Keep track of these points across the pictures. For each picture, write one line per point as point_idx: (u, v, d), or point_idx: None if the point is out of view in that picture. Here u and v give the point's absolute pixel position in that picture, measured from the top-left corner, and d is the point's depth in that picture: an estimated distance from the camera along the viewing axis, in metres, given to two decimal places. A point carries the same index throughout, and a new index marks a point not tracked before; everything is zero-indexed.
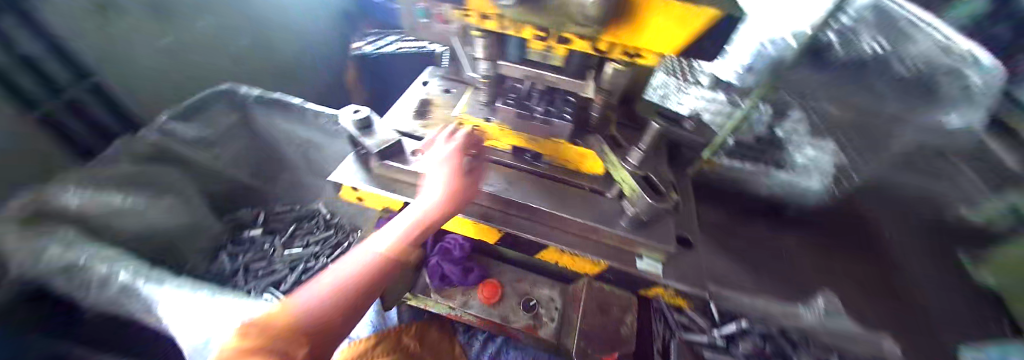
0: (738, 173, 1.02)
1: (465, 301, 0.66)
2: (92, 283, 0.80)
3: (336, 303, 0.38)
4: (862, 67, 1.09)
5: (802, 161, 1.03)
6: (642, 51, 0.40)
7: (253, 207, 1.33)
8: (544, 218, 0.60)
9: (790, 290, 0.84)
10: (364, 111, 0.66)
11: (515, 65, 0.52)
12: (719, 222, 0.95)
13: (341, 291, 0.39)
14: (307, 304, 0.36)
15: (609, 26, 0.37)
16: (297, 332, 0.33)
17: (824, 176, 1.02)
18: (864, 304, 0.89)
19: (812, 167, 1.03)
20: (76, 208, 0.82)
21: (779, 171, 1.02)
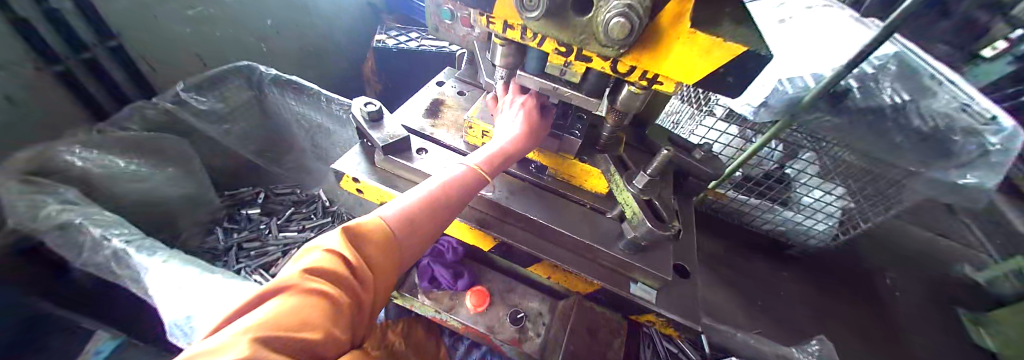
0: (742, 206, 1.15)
1: (452, 306, 0.64)
2: (85, 245, 0.78)
3: (417, 223, 0.41)
4: (880, 115, 0.98)
5: (809, 201, 1.07)
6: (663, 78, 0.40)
7: (253, 187, 1.33)
8: (541, 231, 0.59)
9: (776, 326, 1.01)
10: (374, 104, 0.66)
11: (531, 78, 0.52)
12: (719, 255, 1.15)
13: (415, 218, 0.41)
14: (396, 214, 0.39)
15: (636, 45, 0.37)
16: (369, 255, 0.35)
17: (831, 221, 1.07)
18: (861, 348, 1.03)
19: (818, 208, 1.07)
20: (81, 167, 0.84)
21: (785, 209, 1.12)
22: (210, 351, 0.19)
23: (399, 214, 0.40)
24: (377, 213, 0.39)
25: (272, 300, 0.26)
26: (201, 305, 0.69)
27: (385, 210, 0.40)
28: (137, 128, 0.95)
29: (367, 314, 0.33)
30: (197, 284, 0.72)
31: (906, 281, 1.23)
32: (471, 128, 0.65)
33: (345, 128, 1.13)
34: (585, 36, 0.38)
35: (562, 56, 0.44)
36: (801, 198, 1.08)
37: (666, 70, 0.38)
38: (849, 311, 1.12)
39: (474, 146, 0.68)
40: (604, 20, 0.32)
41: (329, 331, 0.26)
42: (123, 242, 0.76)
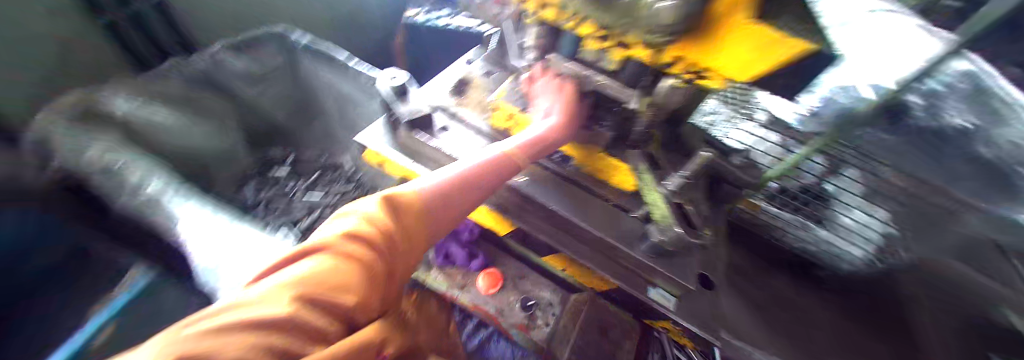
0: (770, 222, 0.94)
1: (464, 285, 0.65)
2: (126, 189, 0.84)
3: (449, 200, 0.42)
4: (940, 138, 0.94)
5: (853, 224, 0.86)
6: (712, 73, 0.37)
7: (283, 147, 1.36)
8: (561, 224, 0.58)
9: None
10: (399, 78, 0.66)
11: (565, 62, 0.52)
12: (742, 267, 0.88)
13: (449, 194, 0.42)
14: (432, 189, 0.41)
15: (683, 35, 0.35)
16: (405, 224, 0.37)
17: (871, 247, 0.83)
18: None
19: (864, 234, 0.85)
20: (121, 115, 0.90)
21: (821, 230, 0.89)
22: (254, 302, 0.23)
23: (434, 187, 0.41)
24: (415, 185, 0.41)
25: (313, 257, 0.29)
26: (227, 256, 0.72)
27: (423, 182, 0.42)
28: (175, 84, 0.99)
29: (399, 278, 0.36)
30: (226, 237, 0.77)
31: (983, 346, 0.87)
32: (496, 110, 0.63)
33: (370, 99, 1.13)
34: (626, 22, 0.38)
35: (599, 42, 0.43)
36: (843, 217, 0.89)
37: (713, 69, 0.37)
38: None
39: (498, 130, 0.64)
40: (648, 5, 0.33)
41: (357, 295, 0.29)
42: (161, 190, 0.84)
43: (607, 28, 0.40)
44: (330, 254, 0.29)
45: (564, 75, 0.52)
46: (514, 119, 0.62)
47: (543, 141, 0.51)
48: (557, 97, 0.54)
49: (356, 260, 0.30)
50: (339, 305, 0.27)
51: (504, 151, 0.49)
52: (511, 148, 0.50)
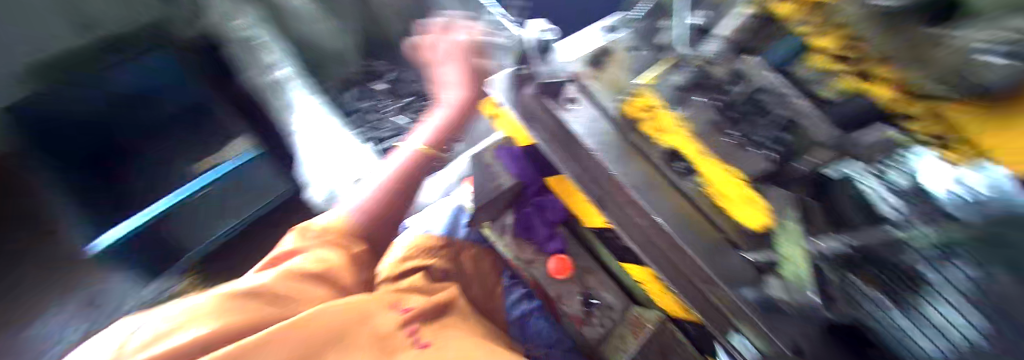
0: None
1: (532, 261, 0.68)
2: (256, 63, 0.96)
3: (371, 223, 0.60)
4: None
5: None
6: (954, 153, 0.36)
7: (388, 61, 1.40)
8: (658, 237, 0.52)
9: None
10: (549, 33, 0.60)
11: (767, 72, 0.48)
12: None
13: (370, 216, 0.60)
14: (350, 218, 0.58)
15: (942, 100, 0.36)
16: (344, 243, 0.54)
17: None
18: None
19: None
20: None
21: None
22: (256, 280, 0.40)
23: (357, 212, 0.59)
24: (343, 215, 0.58)
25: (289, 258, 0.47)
26: (335, 154, 0.83)
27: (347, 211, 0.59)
28: None
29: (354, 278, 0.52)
30: (334, 140, 0.85)
31: None
32: (635, 100, 0.57)
33: None
34: (916, 41, 0.35)
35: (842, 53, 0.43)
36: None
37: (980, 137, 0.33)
38: None
39: (628, 119, 0.58)
40: (942, 49, 0.32)
41: (325, 286, 0.46)
42: (286, 75, 0.93)
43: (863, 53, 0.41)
44: (296, 262, 0.46)
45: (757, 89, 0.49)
46: (653, 114, 0.55)
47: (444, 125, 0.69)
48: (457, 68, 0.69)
49: (315, 269, 0.46)
50: (319, 292, 0.44)
51: (417, 147, 0.67)
52: (423, 143, 0.68)
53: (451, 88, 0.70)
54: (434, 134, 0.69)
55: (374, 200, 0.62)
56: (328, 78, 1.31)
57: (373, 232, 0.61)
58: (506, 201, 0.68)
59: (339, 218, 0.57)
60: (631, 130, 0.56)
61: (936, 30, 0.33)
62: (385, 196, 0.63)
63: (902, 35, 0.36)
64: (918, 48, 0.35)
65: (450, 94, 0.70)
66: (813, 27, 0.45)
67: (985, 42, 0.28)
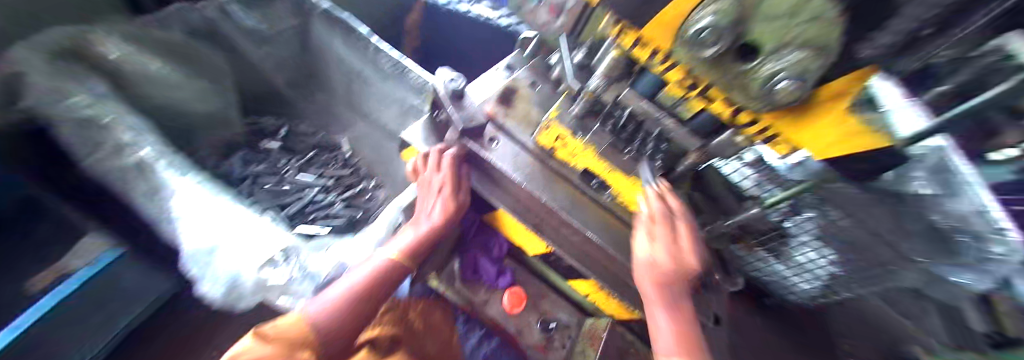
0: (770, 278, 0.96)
1: (486, 300, 0.66)
2: (104, 144, 0.77)
3: (341, 320, 0.49)
4: None
5: None
6: (783, 144, 0.42)
7: (278, 116, 1.33)
8: (594, 251, 0.59)
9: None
10: (457, 81, 0.63)
11: (640, 101, 0.51)
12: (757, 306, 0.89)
13: (337, 315, 0.48)
14: (310, 318, 0.48)
15: (781, 114, 0.38)
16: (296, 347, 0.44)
17: None
18: None
19: None
20: (114, 61, 0.84)
21: None
22: None
23: (320, 310, 0.49)
24: (300, 313, 0.48)
25: None
26: (232, 234, 0.70)
27: (310, 307, 0.50)
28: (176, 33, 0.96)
29: None
30: (235, 219, 0.72)
31: None
32: (546, 130, 0.60)
33: (386, 82, 1.12)
34: (734, 83, 0.37)
35: (683, 88, 0.43)
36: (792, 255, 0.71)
37: (798, 136, 0.39)
38: None
39: (542, 147, 0.63)
40: (768, 83, 0.33)
41: None
42: (152, 155, 0.75)
43: (712, 87, 0.40)
44: None
45: (640, 114, 0.52)
46: (564, 143, 0.60)
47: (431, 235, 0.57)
48: (439, 194, 0.58)
49: None
50: None
51: (389, 258, 0.56)
52: (396, 253, 0.57)
53: (433, 198, 0.58)
54: (411, 244, 0.58)
55: (347, 296, 0.51)
56: (204, 145, 1.12)
57: (343, 333, 0.49)
58: (450, 246, 0.67)
59: (294, 316, 0.48)
60: (548, 158, 0.62)
61: (750, 64, 0.35)
62: (359, 292, 0.52)
63: (728, 72, 0.36)
64: (734, 90, 0.38)
65: (431, 210, 0.58)
66: (657, 66, 0.43)
67: (793, 52, 0.31)
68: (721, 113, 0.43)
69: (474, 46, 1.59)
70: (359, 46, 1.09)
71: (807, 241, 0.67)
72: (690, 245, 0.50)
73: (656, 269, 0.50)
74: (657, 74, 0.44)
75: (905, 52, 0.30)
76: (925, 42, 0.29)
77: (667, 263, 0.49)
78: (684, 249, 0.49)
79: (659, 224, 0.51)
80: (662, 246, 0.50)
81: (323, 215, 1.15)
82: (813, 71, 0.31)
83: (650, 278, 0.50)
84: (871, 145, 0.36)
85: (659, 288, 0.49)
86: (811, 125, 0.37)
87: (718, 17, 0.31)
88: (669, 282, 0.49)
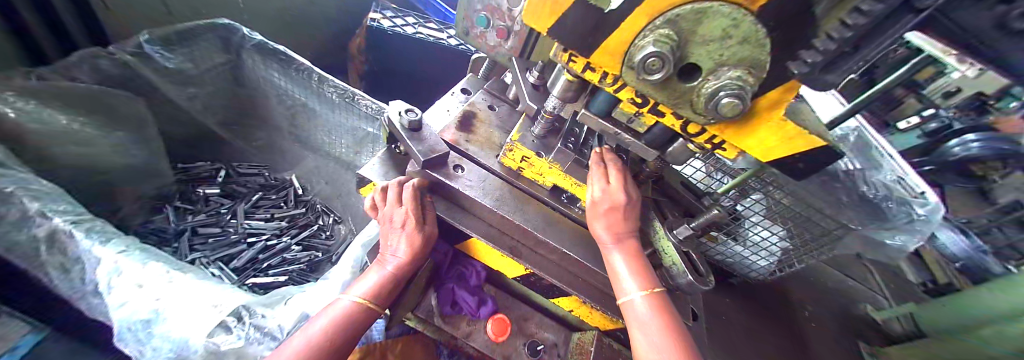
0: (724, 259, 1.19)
1: (470, 332, 0.62)
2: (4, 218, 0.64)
3: None
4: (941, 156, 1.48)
5: (757, 239, 1.08)
6: (731, 147, 0.45)
7: (213, 162, 1.26)
8: (572, 266, 0.59)
9: (749, 319, 1.16)
10: (414, 111, 0.59)
11: (598, 120, 0.52)
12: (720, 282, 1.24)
13: None
14: None
15: (727, 123, 0.40)
16: None
17: (771, 261, 1.10)
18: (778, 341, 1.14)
19: (762, 248, 1.09)
20: (12, 119, 0.72)
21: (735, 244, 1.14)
22: None
23: None
24: None
25: None
26: (174, 302, 0.61)
27: None
28: (88, 81, 0.86)
29: None
30: (178, 285, 0.62)
31: (823, 311, 1.30)
32: (510, 152, 0.62)
33: (334, 111, 1.11)
34: (681, 100, 0.39)
35: (635, 105, 0.46)
36: (750, 235, 1.08)
37: (740, 142, 0.42)
38: (786, 335, 1.17)
39: (508, 169, 0.64)
40: (714, 100, 0.35)
41: None
42: (69, 223, 0.63)
43: (662, 105, 0.42)
44: None
45: (597, 130, 0.54)
46: (531, 162, 0.61)
47: (400, 271, 0.53)
48: (403, 235, 0.53)
49: None
50: None
51: (355, 300, 0.50)
52: (363, 295, 0.51)
53: (397, 237, 0.53)
54: (377, 284, 0.53)
55: (309, 346, 0.44)
56: (126, 200, 0.98)
57: None
58: (423, 282, 0.62)
59: None
60: (516, 179, 0.63)
61: (693, 81, 0.37)
62: (322, 341, 0.45)
63: (676, 91, 0.38)
64: (682, 105, 0.40)
65: (395, 246, 0.54)
66: (609, 85, 0.45)
67: (732, 72, 0.34)
68: (673, 125, 0.46)
69: (424, 66, 1.62)
70: (301, 77, 1.07)
71: (758, 222, 1.04)
72: (619, 178, 0.51)
73: (597, 208, 0.51)
74: (610, 93, 0.47)
75: (831, 68, 0.30)
76: (851, 55, 0.29)
77: (604, 200, 0.50)
78: (613, 184, 0.50)
79: (596, 176, 0.52)
80: (596, 186, 0.51)
81: (275, 264, 1.06)
82: (751, 85, 0.34)
83: (598, 219, 0.51)
84: (801, 150, 0.39)
85: (607, 224, 0.51)
86: (758, 129, 0.39)
87: (662, 41, 0.32)
88: (616, 218, 0.50)
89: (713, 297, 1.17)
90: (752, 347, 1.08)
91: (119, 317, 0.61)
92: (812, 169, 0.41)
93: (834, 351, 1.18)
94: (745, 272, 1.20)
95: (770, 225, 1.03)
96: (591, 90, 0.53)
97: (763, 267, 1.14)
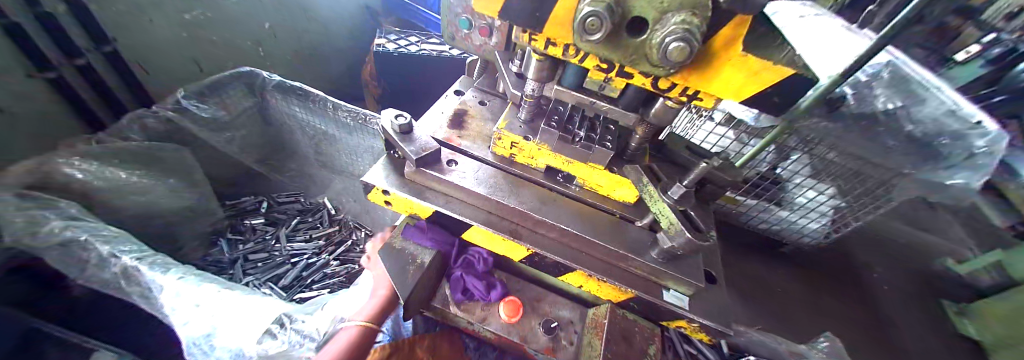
0: (770, 228, 1.18)
1: (485, 317, 0.65)
2: (90, 261, 0.77)
3: None
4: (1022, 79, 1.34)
5: (802, 200, 1.07)
6: (705, 95, 0.44)
7: (254, 195, 1.40)
8: (574, 242, 0.60)
9: (796, 288, 1.17)
10: (404, 116, 0.63)
11: (571, 91, 0.54)
12: (761, 251, 1.24)
13: None
14: None
15: (688, 68, 0.40)
16: None
17: (821, 221, 1.08)
18: (834, 309, 1.15)
19: (810, 206, 1.07)
20: (79, 180, 0.85)
21: (779, 208, 1.11)
22: None
23: None
24: None
25: None
26: (225, 317, 0.69)
27: None
28: (139, 138, 1.00)
29: None
30: (227, 302, 0.71)
31: (891, 275, 1.30)
32: (500, 140, 0.65)
33: (351, 134, 1.20)
34: (637, 56, 0.40)
35: (602, 72, 0.47)
36: (794, 198, 1.07)
37: (710, 88, 0.41)
38: (840, 303, 1.17)
39: (501, 156, 0.68)
40: (662, 45, 0.34)
41: None
42: (134, 259, 0.74)
43: (622, 64, 0.42)
44: None
45: (572, 103, 0.56)
46: (520, 147, 0.64)
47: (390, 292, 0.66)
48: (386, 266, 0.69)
49: None
50: None
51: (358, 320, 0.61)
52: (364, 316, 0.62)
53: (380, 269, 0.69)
54: (373, 309, 0.63)
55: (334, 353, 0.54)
56: (185, 238, 1.12)
57: None
58: (436, 274, 0.64)
59: None
60: (509, 164, 0.67)
61: (643, 35, 0.37)
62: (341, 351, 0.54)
63: (629, 46, 0.39)
64: (640, 62, 0.40)
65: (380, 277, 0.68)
66: (572, 56, 0.46)
67: (675, 16, 0.33)
68: (642, 83, 0.46)
69: (433, 80, 1.70)
70: (317, 107, 1.17)
71: (801, 183, 1.03)
72: None
73: None
74: (576, 64, 0.48)
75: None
76: None
77: None
78: None
79: None
80: None
81: (318, 279, 1.16)
82: (696, 27, 0.33)
83: None
84: (771, 83, 0.37)
85: None
86: (724, 70, 0.38)
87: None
88: None
89: (765, 268, 1.20)
90: (806, 304, 1.13)
91: (185, 334, 0.70)
92: (789, 103, 0.41)
93: (901, 313, 1.20)
94: (796, 238, 1.16)
95: (813, 181, 1.03)
96: (562, 66, 0.54)
97: (815, 227, 1.11)
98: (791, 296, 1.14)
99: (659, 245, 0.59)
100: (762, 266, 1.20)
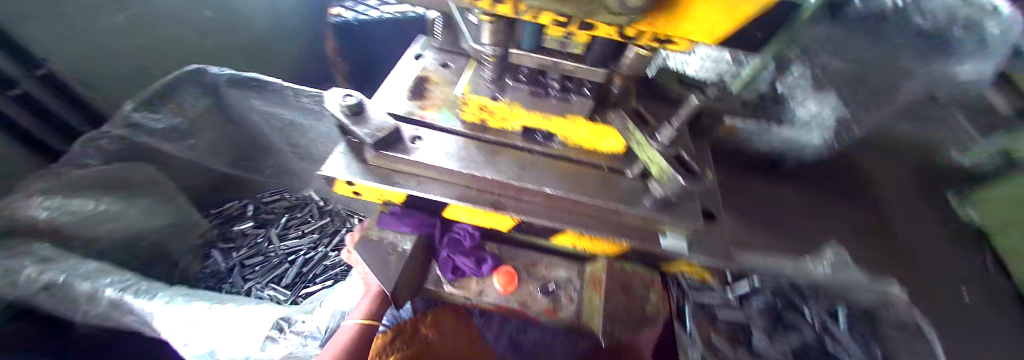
0: (767, 143, 0.98)
1: (482, 289, 0.63)
2: (78, 299, 0.76)
3: None
4: None
5: (804, 116, 0.90)
6: (679, 39, 0.36)
7: (239, 200, 1.37)
8: (563, 204, 0.57)
9: (805, 205, 1.04)
10: (355, 96, 0.56)
11: (531, 56, 0.46)
12: (765, 168, 1.05)
13: None
14: None
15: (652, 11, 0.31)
16: None
17: (827, 132, 0.88)
18: (842, 222, 1.05)
19: (814, 121, 0.88)
20: (46, 218, 0.80)
21: (780, 127, 0.95)
22: None
23: None
24: None
25: None
26: (222, 331, 0.68)
27: None
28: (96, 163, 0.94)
29: None
30: (223, 316, 0.70)
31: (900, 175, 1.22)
32: (467, 104, 0.61)
33: (322, 120, 1.11)
34: (593, 4, 0.31)
35: (561, 27, 0.37)
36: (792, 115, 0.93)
37: (683, 33, 0.33)
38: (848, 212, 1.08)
39: (473, 124, 0.63)
40: None
41: None
42: (117, 290, 0.76)
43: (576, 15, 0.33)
44: None
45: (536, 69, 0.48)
46: (490, 109, 0.59)
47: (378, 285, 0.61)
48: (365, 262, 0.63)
49: None
50: None
51: (354, 321, 0.57)
52: (359, 316, 0.58)
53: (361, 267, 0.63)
54: (369, 305, 0.59)
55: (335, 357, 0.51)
56: (178, 255, 1.10)
57: None
58: (422, 257, 0.62)
59: None
60: (482, 131, 0.61)
61: None
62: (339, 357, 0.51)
63: None
64: (598, 11, 0.31)
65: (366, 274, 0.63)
66: (522, 14, 0.36)
67: None
68: (605, 34, 0.37)
69: (401, 47, 1.56)
70: (282, 98, 1.09)
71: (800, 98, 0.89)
72: None
73: None
74: (531, 21, 0.38)
75: None
76: None
77: None
78: None
79: None
80: None
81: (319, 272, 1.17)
82: None
83: None
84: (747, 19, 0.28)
85: None
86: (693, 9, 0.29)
87: None
88: None
89: (766, 188, 1.03)
90: (813, 225, 0.99)
91: (187, 353, 0.68)
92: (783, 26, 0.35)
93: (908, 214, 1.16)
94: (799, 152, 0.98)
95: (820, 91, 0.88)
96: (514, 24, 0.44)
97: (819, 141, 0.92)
98: (800, 213, 1.01)
99: (652, 193, 0.55)
100: (768, 185, 1.03)
